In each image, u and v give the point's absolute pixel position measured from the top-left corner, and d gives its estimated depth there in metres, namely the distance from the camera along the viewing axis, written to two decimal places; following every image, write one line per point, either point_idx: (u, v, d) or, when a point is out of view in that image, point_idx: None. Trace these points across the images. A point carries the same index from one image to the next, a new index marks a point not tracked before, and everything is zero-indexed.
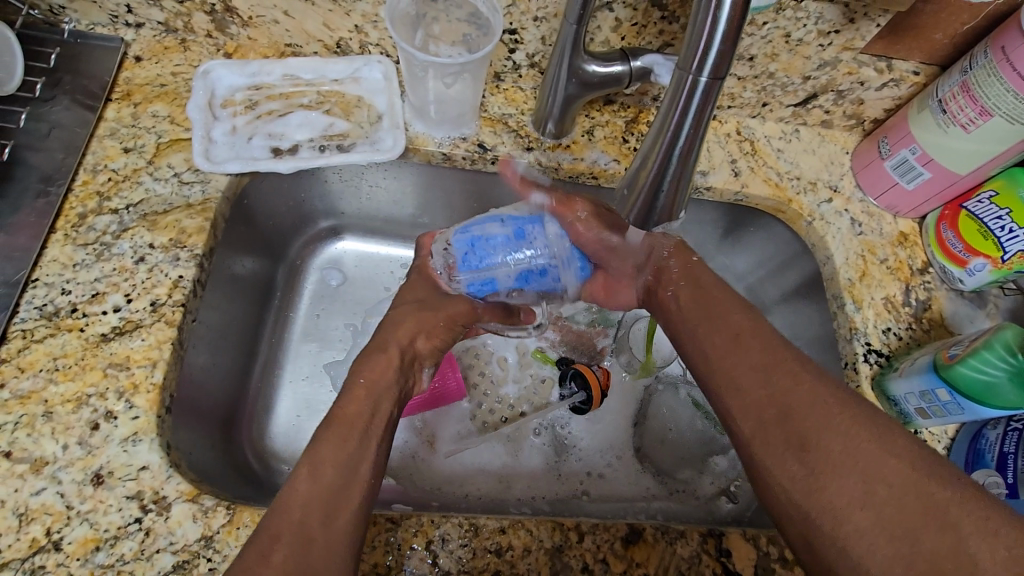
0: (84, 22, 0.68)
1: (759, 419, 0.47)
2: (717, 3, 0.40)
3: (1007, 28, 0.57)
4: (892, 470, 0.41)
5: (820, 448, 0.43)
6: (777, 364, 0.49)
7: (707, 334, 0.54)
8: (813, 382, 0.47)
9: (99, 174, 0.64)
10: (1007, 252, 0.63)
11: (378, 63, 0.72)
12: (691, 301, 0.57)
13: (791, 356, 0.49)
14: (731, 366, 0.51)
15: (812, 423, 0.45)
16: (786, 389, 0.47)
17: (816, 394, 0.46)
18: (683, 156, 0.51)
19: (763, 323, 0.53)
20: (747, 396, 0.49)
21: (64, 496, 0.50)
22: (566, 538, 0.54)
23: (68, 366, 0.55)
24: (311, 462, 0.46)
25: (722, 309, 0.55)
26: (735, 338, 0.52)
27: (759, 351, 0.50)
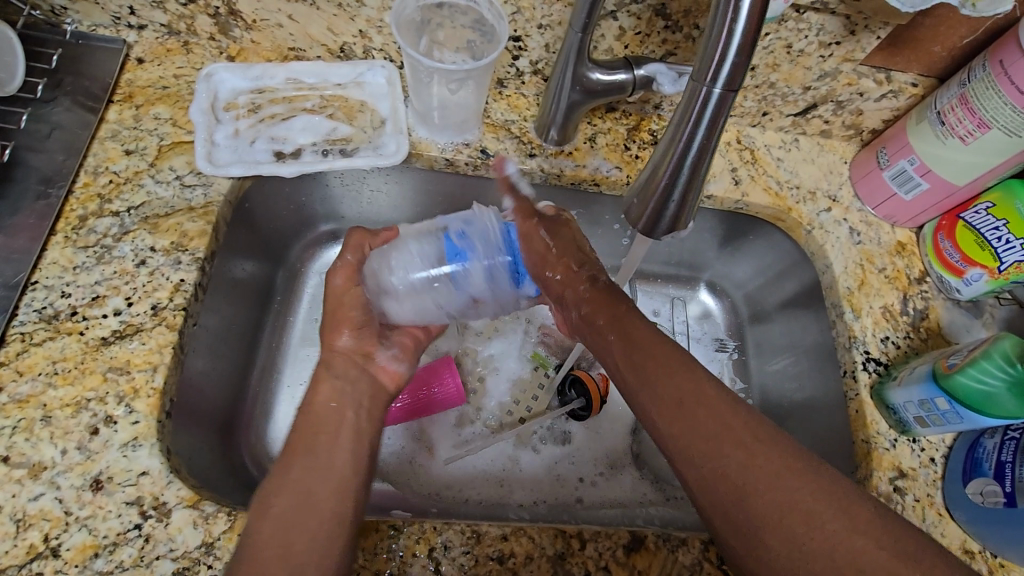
0: (86, 23, 0.68)
1: (720, 501, 0.45)
2: (733, 16, 0.40)
3: (1005, 42, 0.58)
4: (866, 557, 0.40)
5: (789, 537, 0.42)
6: (727, 437, 0.46)
7: (652, 396, 0.51)
8: (767, 455, 0.45)
9: (100, 176, 0.63)
10: (1003, 263, 0.64)
11: (382, 68, 0.72)
12: (631, 352, 0.54)
13: (739, 422, 0.47)
14: (679, 439, 0.48)
15: (774, 506, 0.43)
16: (740, 467, 0.45)
17: (770, 466, 0.45)
18: (693, 168, 0.48)
19: (704, 379, 0.50)
20: (703, 474, 0.46)
21: (63, 501, 0.50)
22: (568, 545, 0.54)
23: (67, 369, 0.54)
24: (261, 499, 0.47)
25: (660, 362, 0.52)
26: (680, 404, 0.49)
27: (707, 418, 0.47)
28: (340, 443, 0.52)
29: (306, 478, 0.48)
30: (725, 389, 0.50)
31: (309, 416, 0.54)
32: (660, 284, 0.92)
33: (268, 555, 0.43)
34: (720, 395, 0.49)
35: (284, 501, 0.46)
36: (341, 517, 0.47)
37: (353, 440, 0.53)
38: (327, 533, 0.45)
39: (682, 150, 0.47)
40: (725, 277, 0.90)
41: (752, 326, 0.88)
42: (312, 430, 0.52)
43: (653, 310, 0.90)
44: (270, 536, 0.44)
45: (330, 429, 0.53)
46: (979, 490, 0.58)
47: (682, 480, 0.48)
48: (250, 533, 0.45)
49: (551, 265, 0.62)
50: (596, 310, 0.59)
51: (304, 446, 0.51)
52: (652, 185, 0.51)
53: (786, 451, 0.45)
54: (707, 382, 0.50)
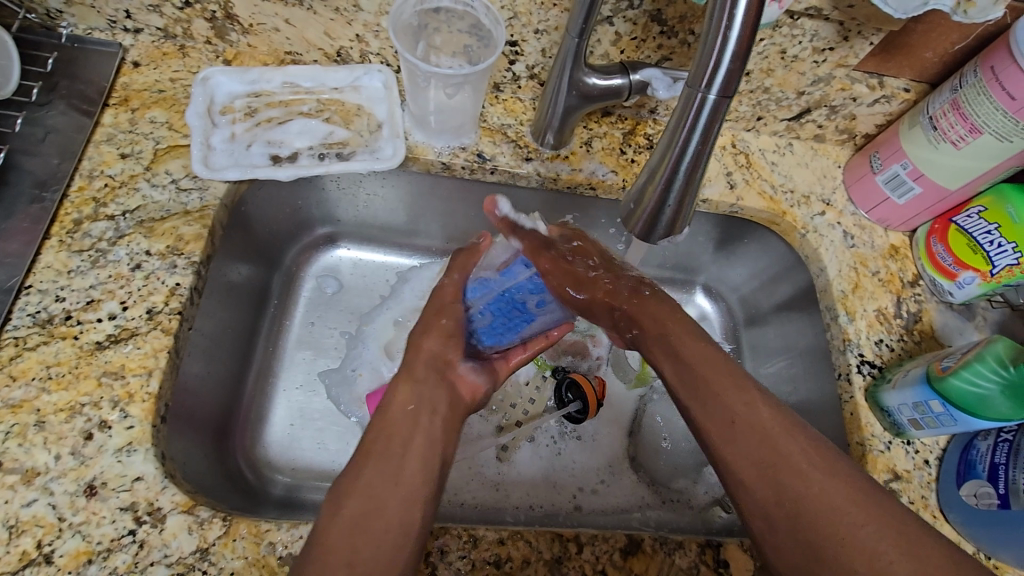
0: (82, 26, 0.68)
1: (773, 526, 0.45)
2: (727, 24, 0.40)
3: (996, 49, 0.59)
4: None
5: (848, 571, 0.41)
6: (784, 466, 0.46)
7: (704, 416, 0.51)
8: (827, 487, 0.45)
9: (95, 180, 0.63)
10: (995, 266, 0.64)
11: (379, 72, 0.72)
12: (681, 371, 0.54)
13: (795, 450, 0.47)
14: (734, 461, 0.49)
15: (831, 537, 0.43)
16: (798, 498, 0.45)
17: (830, 500, 0.44)
18: (689, 173, 0.48)
19: (760, 403, 0.50)
20: (758, 499, 0.47)
21: (56, 507, 0.49)
22: (565, 549, 0.54)
23: (62, 374, 0.54)
24: (334, 498, 0.47)
25: (712, 381, 0.52)
26: (733, 428, 0.49)
27: (761, 445, 0.48)
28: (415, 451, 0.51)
29: (372, 474, 0.48)
30: (781, 415, 0.49)
31: (384, 420, 0.53)
32: None
33: (338, 558, 0.43)
34: (776, 420, 0.49)
35: (355, 503, 0.46)
36: (408, 527, 0.46)
37: (425, 448, 0.52)
38: (391, 542, 0.45)
39: (678, 156, 0.47)
40: (720, 281, 0.90)
41: (748, 330, 0.89)
42: (386, 435, 0.52)
43: None
44: (349, 539, 0.44)
45: (403, 435, 0.52)
46: (973, 491, 0.58)
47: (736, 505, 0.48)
48: (321, 531, 0.45)
49: (586, 286, 0.62)
50: (645, 328, 0.59)
51: (378, 451, 0.50)
52: (648, 190, 0.51)
53: (844, 483, 0.45)
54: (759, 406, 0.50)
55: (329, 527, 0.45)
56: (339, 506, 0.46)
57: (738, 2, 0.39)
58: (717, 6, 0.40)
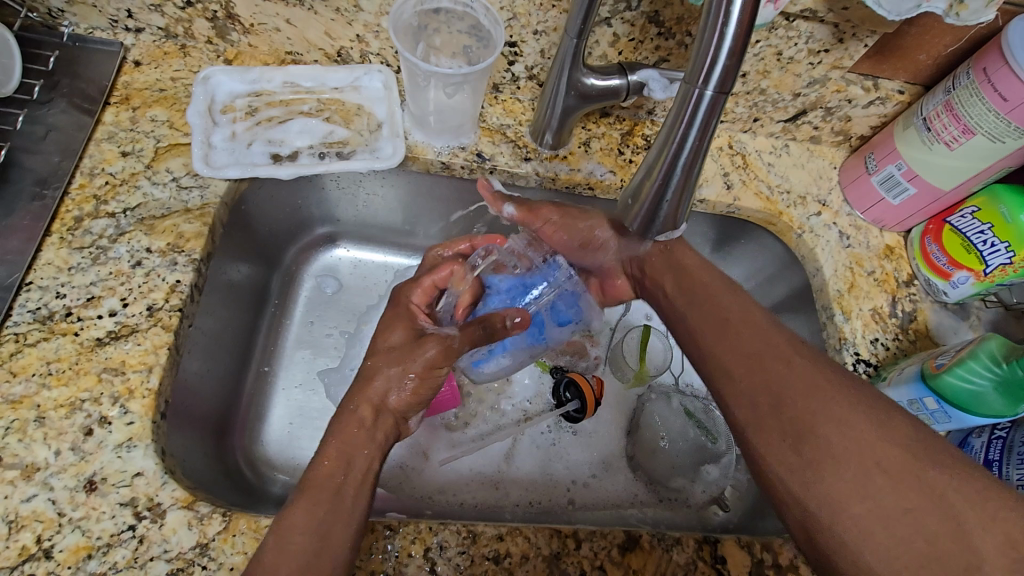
0: (83, 25, 0.68)
1: (757, 405, 0.50)
2: (724, 20, 0.40)
3: (988, 50, 0.60)
4: (891, 461, 0.44)
5: (819, 439, 0.46)
6: (772, 356, 0.52)
7: (703, 324, 0.58)
8: (810, 373, 0.50)
9: (96, 178, 0.63)
10: (989, 266, 0.65)
11: (378, 72, 0.73)
12: (689, 289, 0.61)
13: (785, 345, 0.52)
14: (725, 353, 0.54)
15: (809, 412, 0.48)
16: (783, 382, 0.50)
17: (810, 381, 0.49)
18: (685, 169, 0.49)
19: (756, 313, 0.56)
20: (743, 386, 0.52)
21: (56, 502, 0.49)
22: (564, 545, 0.54)
23: (62, 370, 0.54)
24: (277, 532, 0.46)
25: (712, 297, 0.59)
26: (732, 331, 0.55)
27: (754, 339, 0.54)
28: (362, 490, 0.51)
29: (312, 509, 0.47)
30: (776, 324, 0.55)
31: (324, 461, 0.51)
32: None
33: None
34: (769, 325, 0.55)
35: (284, 530, 0.46)
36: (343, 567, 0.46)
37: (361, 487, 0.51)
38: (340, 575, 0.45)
39: (676, 152, 0.48)
40: None
41: None
42: (337, 471, 0.51)
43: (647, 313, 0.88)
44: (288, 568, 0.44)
45: (356, 475, 0.51)
46: None
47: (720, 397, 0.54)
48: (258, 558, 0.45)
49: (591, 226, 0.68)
50: (667, 260, 0.64)
51: (332, 488, 0.49)
52: (647, 186, 0.51)
53: (826, 369, 0.50)
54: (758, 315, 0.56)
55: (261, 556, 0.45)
56: (282, 539, 0.45)
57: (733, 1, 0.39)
58: (712, 7, 0.40)
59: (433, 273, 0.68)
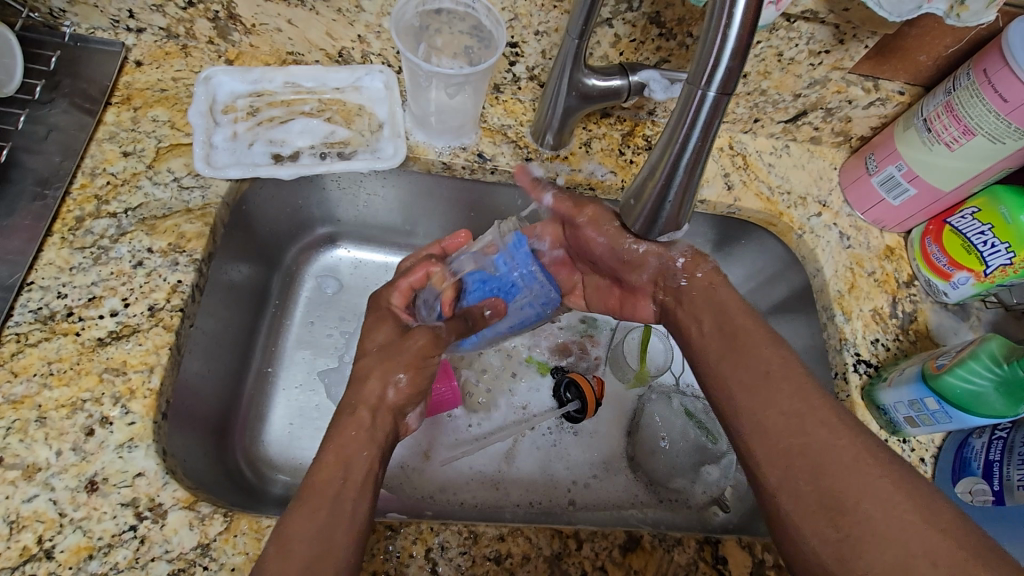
0: (84, 25, 0.69)
1: (791, 472, 0.47)
2: (726, 22, 0.40)
3: (988, 52, 0.60)
4: (929, 543, 0.41)
5: (856, 512, 0.43)
6: (811, 416, 0.48)
7: (745, 380, 0.52)
8: (843, 436, 0.47)
9: (97, 178, 0.63)
10: (990, 266, 0.65)
11: (380, 73, 0.73)
12: (724, 337, 0.56)
13: (822, 402, 0.49)
14: (760, 410, 0.50)
15: (841, 482, 0.45)
16: (820, 445, 0.47)
17: (845, 448, 0.46)
18: (688, 170, 0.49)
19: (795, 367, 0.52)
20: (780, 449, 0.48)
21: (57, 502, 0.49)
22: (565, 545, 0.54)
23: (63, 370, 0.54)
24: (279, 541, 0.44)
25: (754, 350, 0.53)
26: (765, 384, 0.51)
27: (793, 399, 0.50)
28: (364, 491, 0.50)
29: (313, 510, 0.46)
30: (816, 382, 0.51)
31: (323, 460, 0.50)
32: None
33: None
34: (809, 385, 0.51)
35: (280, 539, 0.44)
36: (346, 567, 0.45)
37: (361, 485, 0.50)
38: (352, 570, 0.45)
39: (678, 152, 0.48)
40: None
41: None
42: (334, 475, 0.49)
43: None
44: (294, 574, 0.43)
45: (355, 478, 0.50)
46: (968, 488, 0.59)
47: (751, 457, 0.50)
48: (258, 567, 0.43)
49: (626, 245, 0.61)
50: (688, 293, 0.60)
51: (331, 493, 0.48)
52: (649, 186, 0.51)
53: (862, 435, 0.47)
54: (795, 369, 0.52)
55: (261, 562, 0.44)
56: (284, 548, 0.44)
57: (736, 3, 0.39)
58: (716, 9, 0.41)
59: (407, 276, 0.68)
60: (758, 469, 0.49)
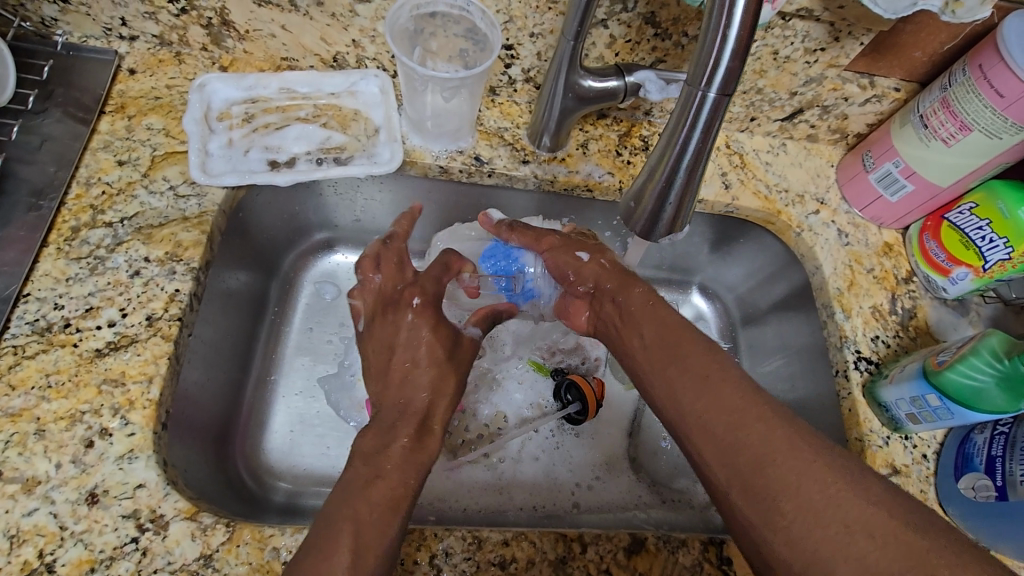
0: (77, 34, 0.68)
1: (734, 464, 0.46)
2: (726, 22, 0.40)
3: (983, 47, 0.60)
4: (875, 521, 0.40)
5: (798, 498, 0.42)
6: (748, 409, 0.48)
7: (683, 379, 0.52)
8: (780, 425, 0.47)
9: (93, 188, 0.63)
10: (988, 261, 0.65)
11: (375, 77, 0.73)
12: (661, 338, 0.56)
13: (757, 396, 0.49)
14: (699, 408, 0.50)
15: (784, 469, 0.44)
16: (760, 438, 0.46)
17: (784, 436, 0.46)
18: (689, 172, 0.48)
19: (729, 363, 0.52)
20: (720, 444, 0.48)
21: (57, 516, 0.49)
22: (569, 549, 0.54)
23: (61, 382, 0.54)
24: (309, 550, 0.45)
25: (689, 350, 0.54)
26: (702, 380, 0.51)
27: (729, 393, 0.50)
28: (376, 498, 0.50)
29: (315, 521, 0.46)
30: (749, 376, 0.51)
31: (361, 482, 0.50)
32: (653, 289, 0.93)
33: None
34: (743, 379, 0.51)
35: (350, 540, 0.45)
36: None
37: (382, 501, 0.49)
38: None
39: (678, 154, 0.48)
40: (716, 280, 0.91)
41: (744, 329, 0.89)
42: (398, 483, 0.51)
43: None
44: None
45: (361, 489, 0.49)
46: (971, 484, 0.59)
47: (697, 457, 0.49)
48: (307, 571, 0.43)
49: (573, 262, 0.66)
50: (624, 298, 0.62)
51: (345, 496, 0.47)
52: (648, 188, 0.51)
53: (799, 424, 0.47)
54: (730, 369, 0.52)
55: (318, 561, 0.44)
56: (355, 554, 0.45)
57: (736, 4, 0.39)
58: (715, 10, 0.40)
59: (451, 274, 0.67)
60: (706, 467, 0.48)
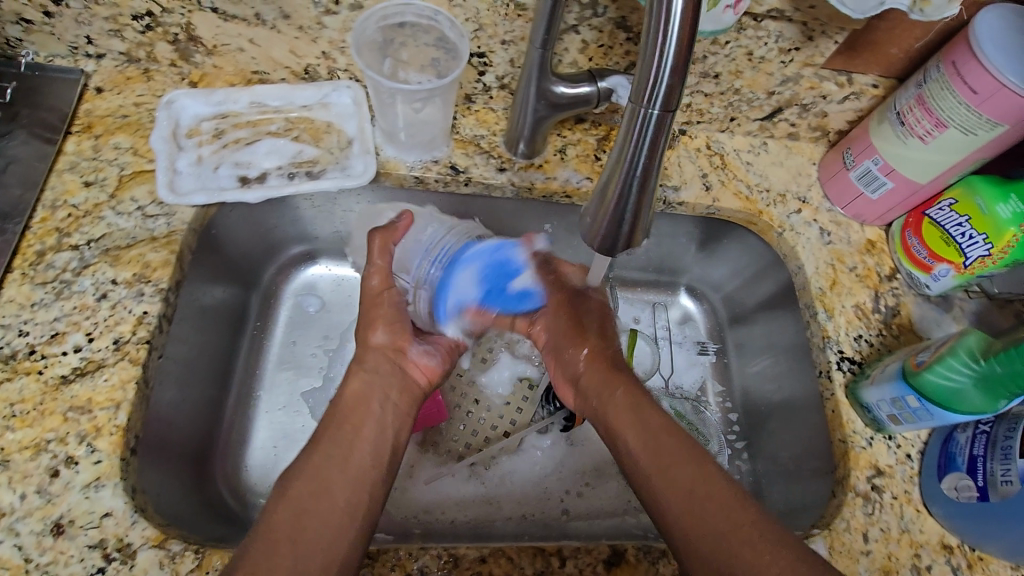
0: (42, 53, 0.67)
1: None
2: (663, 39, 0.39)
3: (956, 44, 0.59)
4: None
5: None
6: (734, 530, 0.48)
7: (669, 494, 0.52)
8: (763, 548, 0.46)
9: (58, 210, 0.62)
10: (968, 258, 0.65)
11: (348, 88, 0.72)
12: (648, 443, 0.57)
13: (741, 510, 0.49)
14: (689, 529, 0.50)
15: None
16: (747, 561, 0.46)
17: (767, 561, 0.45)
18: (640, 189, 0.47)
19: (716, 476, 0.52)
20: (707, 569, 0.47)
21: (23, 548, 0.48)
22: (548, 563, 0.53)
23: (26, 411, 0.53)
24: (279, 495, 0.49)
25: (678, 459, 0.54)
26: (692, 493, 0.51)
27: (717, 512, 0.49)
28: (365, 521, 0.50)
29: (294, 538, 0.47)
30: (734, 487, 0.52)
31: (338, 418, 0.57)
32: (640, 291, 0.91)
33: (281, 535, 0.47)
34: (728, 492, 0.51)
35: (304, 486, 0.50)
36: (346, 563, 0.47)
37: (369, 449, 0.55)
38: (335, 522, 0.49)
39: (628, 171, 0.46)
40: (703, 280, 0.89)
41: (732, 330, 0.87)
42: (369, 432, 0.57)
43: (632, 318, 0.88)
44: (309, 528, 0.47)
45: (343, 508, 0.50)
46: (954, 484, 0.58)
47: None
48: (269, 507, 0.49)
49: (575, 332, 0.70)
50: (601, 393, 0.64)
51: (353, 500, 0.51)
52: (600, 205, 0.50)
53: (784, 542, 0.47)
54: (725, 484, 0.52)
55: (279, 500, 0.49)
56: (302, 509, 0.49)
57: (671, 18, 0.38)
58: (653, 18, 0.39)
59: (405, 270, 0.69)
60: None
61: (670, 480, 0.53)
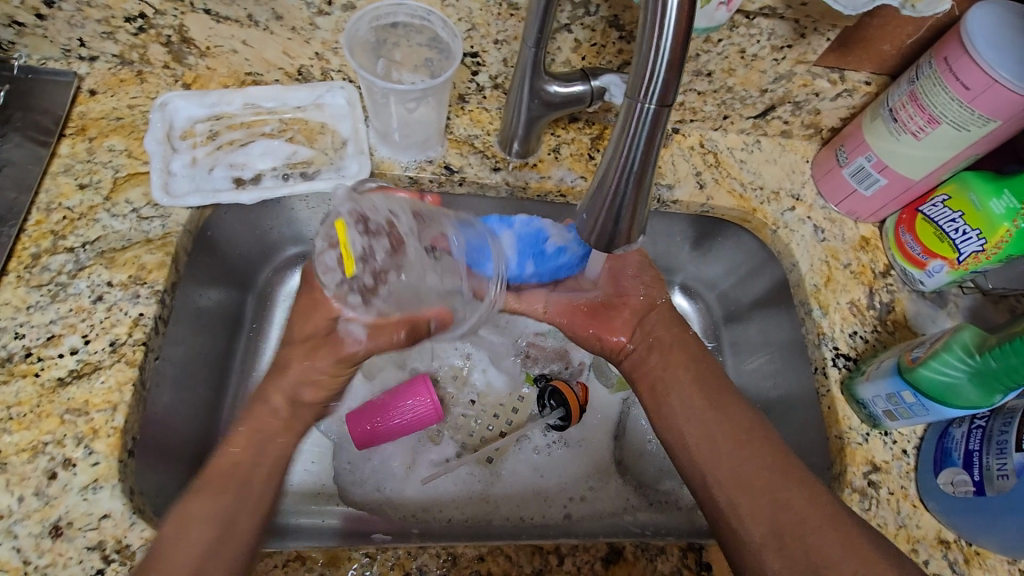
0: (36, 56, 0.67)
1: (770, 517, 0.51)
2: (659, 33, 0.39)
3: (948, 40, 0.59)
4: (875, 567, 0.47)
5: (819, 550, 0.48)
6: (783, 467, 0.54)
7: (725, 433, 0.57)
8: (802, 482, 0.53)
9: (53, 213, 0.62)
10: (962, 253, 0.65)
11: (341, 89, 0.72)
12: (706, 388, 0.61)
13: (790, 456, 0.55)
14: (739, 463, 0.55)
15: (809, 523, 0.50)
16: (792, 493, 0.52)
17: (811, 494, 0.52)
18: (638, 184, 0.47)
19: (772, 429, 0.58)
20: (750, 496, 0.53)
21: (21, 550, 0.48)
22: (546, 561, 0.54)
23: (22, 413, 0.53)
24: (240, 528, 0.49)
25: (736, 408, 0.59)
26: (748, 435, 0.57)
27: (769, 452, 0.55)
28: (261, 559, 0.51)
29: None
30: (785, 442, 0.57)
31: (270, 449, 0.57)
32: None
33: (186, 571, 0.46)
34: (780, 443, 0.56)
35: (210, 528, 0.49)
36: None
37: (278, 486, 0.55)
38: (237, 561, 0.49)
39: (625, 166, 0.46)
40: (698, 278, 0.89)
41: (727, 327, 0.87)
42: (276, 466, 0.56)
43: None
44: None
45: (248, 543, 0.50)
46: (950, 480, 0.59)
47: (718, 502, 0.55)
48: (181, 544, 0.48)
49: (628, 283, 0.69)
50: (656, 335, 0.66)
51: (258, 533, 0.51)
52: (597, 202, 0.50)
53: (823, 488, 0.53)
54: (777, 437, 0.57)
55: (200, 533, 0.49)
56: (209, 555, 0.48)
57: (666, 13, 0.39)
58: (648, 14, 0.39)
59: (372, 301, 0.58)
60: (732, 513, 0.53)
61: (723, 425, 0.58)
